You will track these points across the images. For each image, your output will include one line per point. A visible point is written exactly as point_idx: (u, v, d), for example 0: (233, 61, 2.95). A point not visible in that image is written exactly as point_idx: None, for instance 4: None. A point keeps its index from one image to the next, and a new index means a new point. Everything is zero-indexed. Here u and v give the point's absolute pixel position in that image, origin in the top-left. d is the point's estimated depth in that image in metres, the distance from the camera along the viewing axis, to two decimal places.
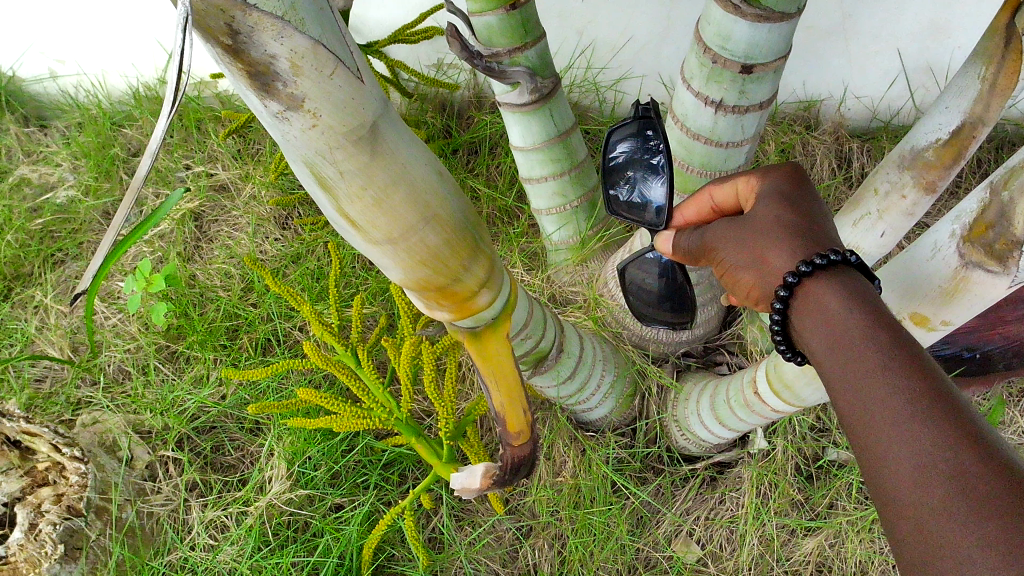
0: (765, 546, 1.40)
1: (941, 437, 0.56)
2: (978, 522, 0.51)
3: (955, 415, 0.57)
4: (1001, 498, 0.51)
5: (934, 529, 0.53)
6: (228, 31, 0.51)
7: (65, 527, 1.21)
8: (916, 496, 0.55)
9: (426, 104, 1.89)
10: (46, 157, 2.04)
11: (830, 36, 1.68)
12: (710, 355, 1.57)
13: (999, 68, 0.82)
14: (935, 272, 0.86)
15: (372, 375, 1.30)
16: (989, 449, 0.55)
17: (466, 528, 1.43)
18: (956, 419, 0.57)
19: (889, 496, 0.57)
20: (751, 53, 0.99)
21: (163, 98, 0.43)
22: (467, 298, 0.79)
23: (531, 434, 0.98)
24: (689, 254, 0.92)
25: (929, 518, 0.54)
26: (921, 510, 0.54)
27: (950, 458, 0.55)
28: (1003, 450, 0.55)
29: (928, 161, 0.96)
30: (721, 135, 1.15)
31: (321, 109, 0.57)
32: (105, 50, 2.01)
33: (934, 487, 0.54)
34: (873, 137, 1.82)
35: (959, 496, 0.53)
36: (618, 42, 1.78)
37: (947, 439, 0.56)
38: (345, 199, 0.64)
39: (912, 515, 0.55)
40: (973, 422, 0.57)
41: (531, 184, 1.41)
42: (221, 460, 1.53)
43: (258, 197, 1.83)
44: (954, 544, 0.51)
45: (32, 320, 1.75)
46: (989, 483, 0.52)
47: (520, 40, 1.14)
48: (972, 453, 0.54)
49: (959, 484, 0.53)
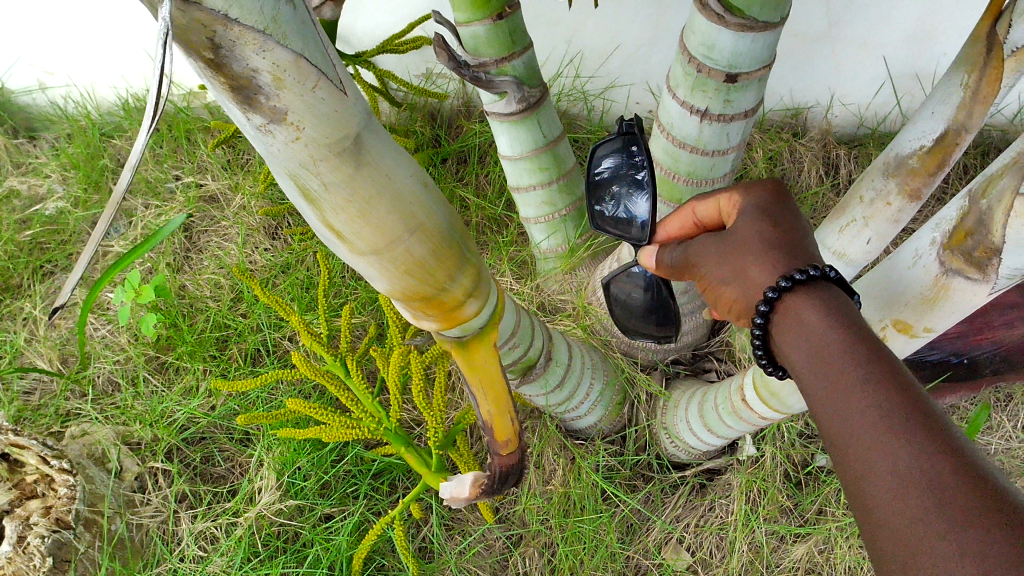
0: (755, 553, 1.41)
1: (920, 449, 0.57)
2: (958, 532, 0.51)
3: (934, 427, 0.58)
4: (980, 509, 0.52)
5: (915, 539, 0.53)
6: (210, 46, 0.51)
7: (53, 540, 1.21)
8: (896, 506, 0.56)
9: (415, 114, 1.90)
10: (35, 169, 2.04)
11: (817, 44, 1.69)
12: (698, 362, 1.58)
13: (981, 76, 0.83)
14: (916, 280, 0.86)
15: (361, 386, 1.30)
16: (968, 461, 0.55)
17: (456, 537, 1.43)
18: (936, 431, 0.58)
19: (869, 507, 0.58)
20: (736, 62, 0.99)
21: (146, 109, 0.43)
22: (454, 307, 0.79)
23: (519, 443, 0.99)
24: (673, 269, 0.92)
25: (909, 527, 0.54)
26: (901, 521, 0.55)
27: (930, 469, 0.55)
28: (981, 462, 0.56)
29: (912, 168, 0.96)
30: (706, 143, 1.15)
31: (304, 122, 0.57)
32: (94, 62, 2.01)
33: (913, 498, 0.55)
34: (861, 144, 1.83)
35: (939, 507, 0.53)
36: (606, 51, 1.79)
37: (927, 450, 0.56)
38: (329, 211, 0.64)
39: (892, 525, 0.55)
40: (952, 435, 0.57)
41: (519, 193, 1.42)
42: (210, 471, 1.53)
43: (247, 208, 1.84)
44: (934, 553, 0.52)
45: (20, 332, 1.75)
46: (968, 494, 0.53)
47: (508, 49, 1.15)
48: (950, 465, 0.55)
49: (938, 494, 0.54)
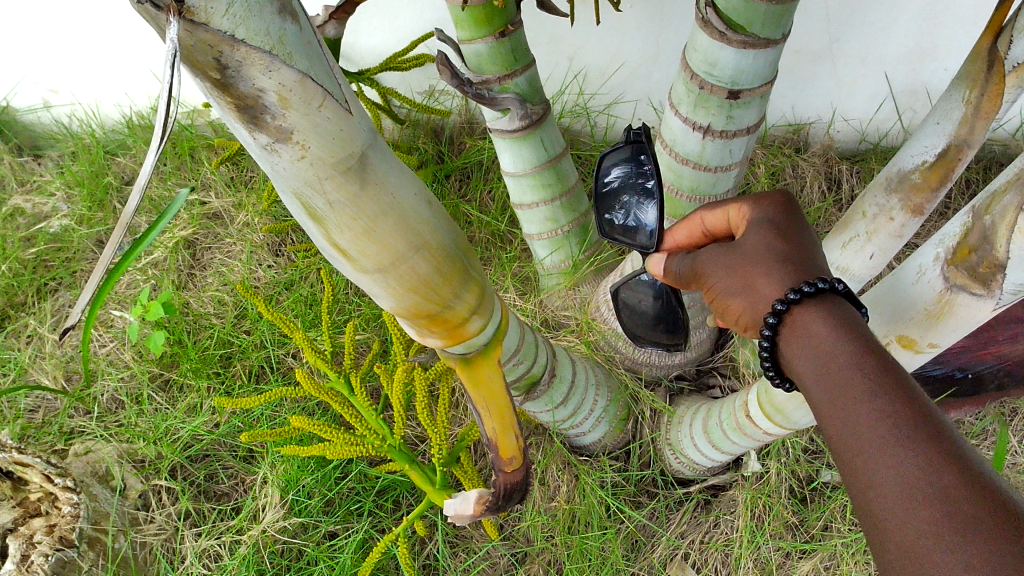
0: (761, 569, 1.40)
1: (927, 460, 0.57)
2: (967, 544, 0.51)
3: (941, 438, 0.58)
4: (988, 521, 0.52)
5: (922, 552, 0.53)
6: (216, 66, 0.51)
7: (57, 558, 1.20)
8: (903, 518, 0.56)
9: (418, 130, 1.91)
10: (40, 187, 2.05)
11: (818, 60, 1.70)
12: (702, 378, 1.58)
13: (982, 92, 0.84)
14: (921, 295, 0.86)
15: (365, 403, 1.29)
16: (975, 472, 0.56)
17: (461, 554, 1.42)
18: (943, 443, 0.58)
19: (876, 520, 0.58)
20: (738, 79, 1.00)
21: (153, 129, 0.43)
22: (458, 324, 0.79)
23: (524, 460, 0.99)
24: (680, 278, 0.92)
25: (915, 539, 0.54)
26: (907, 533, 0.55)
27: (936, 481, 0.55)
28: (988, 473, 0.56)
29: (914, 183, 0.97)
30: (709, 159, 1.16)
31: (309, 141, 0.58)
32: (99, 80, 2.02)
33: (921, 510, 0.55)
34: (863, 159, 1.84)
35: (946, 519, 0.53)
36: (608, 68, 1.79)
37: (934, 461, 0.56)
38: (334, 230, 0.65)
39: (898, 537, 0.56)
40: (959, 446, 0.58)
41: (522, 210, 1.42)
42: (214, 488, 1.53)
43: (251, 225, 1.84)
44: (942, 564, 0.52)
45: (26, 349, 1.75)
46: (975, 505, 0.53)
47: (510, 67, 1.15)
48: (957, 475, 0.55)
49: (945, 507, 0.54)
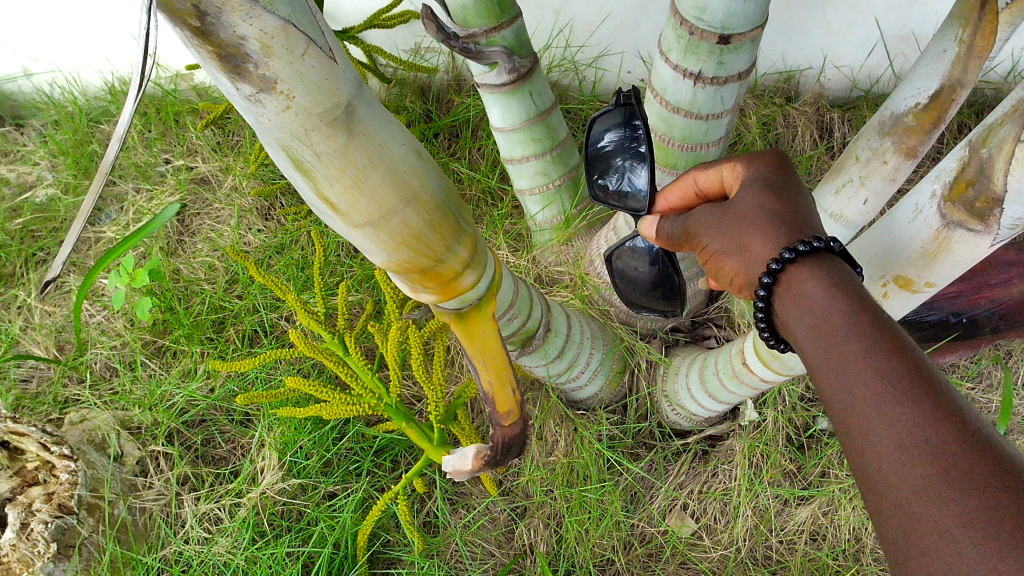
0: (759, 517, 1.42)
1: (923, 418, 0.56)
2: (962, 499, 0.51)
3: (937, 395, 0.58)
4: (984, 477, 0.51)
5: (919, 508, 0.53)
6: (195, 13, 0.49)
7: (57, 525, 1.21)
8: (898, 474, 0.55)
9: (405, 89, 1.88)
10: (23, 157, 2.03)
11: (808, 8, 1.67)
12: (697, 329, 1.59)
13: (975, 31, 0.82)
14: (916, 234, 0.86)
15: (359, 361, 1.27)
16: (971, 428, 0.55)
17: (461, 511, 1.43)
18: (939, 399, 0.57)
19: (871, 476, 0.58)
20: (728, 23, 0.97)
21: (130, 83, 0.42)
22: (451, 279, 0.79)
23: (521, 414, 0.99)
24: (673, 239, 0.91)
25: (911, 495, 0.54)
26: (903, 488, 0.55)
27: (932, 436, 0.55)
28: (984, 429, 0.55)
29: (908, 126, 0.95)
30: (701, 107, 1.15)
31: (294, 91, 0.56)
32: (77, 45, 1.98)
33: (916, 465, 0.54)
34: (855, 107, 1.82)
35: (942, 474, 0.53)
36: (595, 20, 1.77)
37: (930, 420, 0.56)
38: (323, 182, 0.63)
39: (895, 491, 0.55)
40: (954, 403, 0.57)
41: (512, 164, 1.41)
42: (211, 453, 1.53)
43: (239, 188, 1.82)
44: (937, 520, 0.52)
45: (16, 320, 1.74)
46: (973, 460, 0.53)
47: (496, 20, 1.13)
48: (954, 432, 0.55)
49: (941, 461, 0.54)
